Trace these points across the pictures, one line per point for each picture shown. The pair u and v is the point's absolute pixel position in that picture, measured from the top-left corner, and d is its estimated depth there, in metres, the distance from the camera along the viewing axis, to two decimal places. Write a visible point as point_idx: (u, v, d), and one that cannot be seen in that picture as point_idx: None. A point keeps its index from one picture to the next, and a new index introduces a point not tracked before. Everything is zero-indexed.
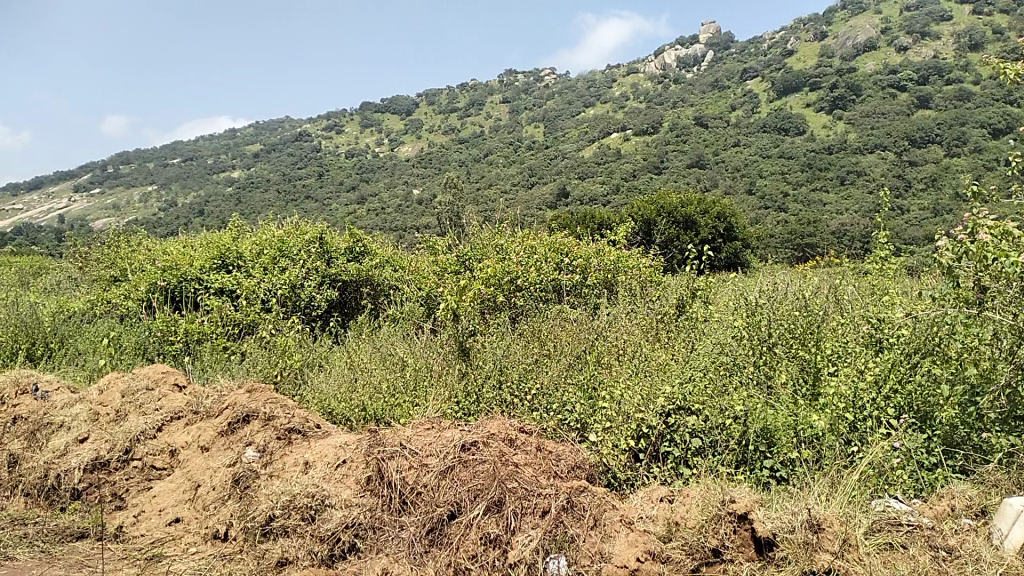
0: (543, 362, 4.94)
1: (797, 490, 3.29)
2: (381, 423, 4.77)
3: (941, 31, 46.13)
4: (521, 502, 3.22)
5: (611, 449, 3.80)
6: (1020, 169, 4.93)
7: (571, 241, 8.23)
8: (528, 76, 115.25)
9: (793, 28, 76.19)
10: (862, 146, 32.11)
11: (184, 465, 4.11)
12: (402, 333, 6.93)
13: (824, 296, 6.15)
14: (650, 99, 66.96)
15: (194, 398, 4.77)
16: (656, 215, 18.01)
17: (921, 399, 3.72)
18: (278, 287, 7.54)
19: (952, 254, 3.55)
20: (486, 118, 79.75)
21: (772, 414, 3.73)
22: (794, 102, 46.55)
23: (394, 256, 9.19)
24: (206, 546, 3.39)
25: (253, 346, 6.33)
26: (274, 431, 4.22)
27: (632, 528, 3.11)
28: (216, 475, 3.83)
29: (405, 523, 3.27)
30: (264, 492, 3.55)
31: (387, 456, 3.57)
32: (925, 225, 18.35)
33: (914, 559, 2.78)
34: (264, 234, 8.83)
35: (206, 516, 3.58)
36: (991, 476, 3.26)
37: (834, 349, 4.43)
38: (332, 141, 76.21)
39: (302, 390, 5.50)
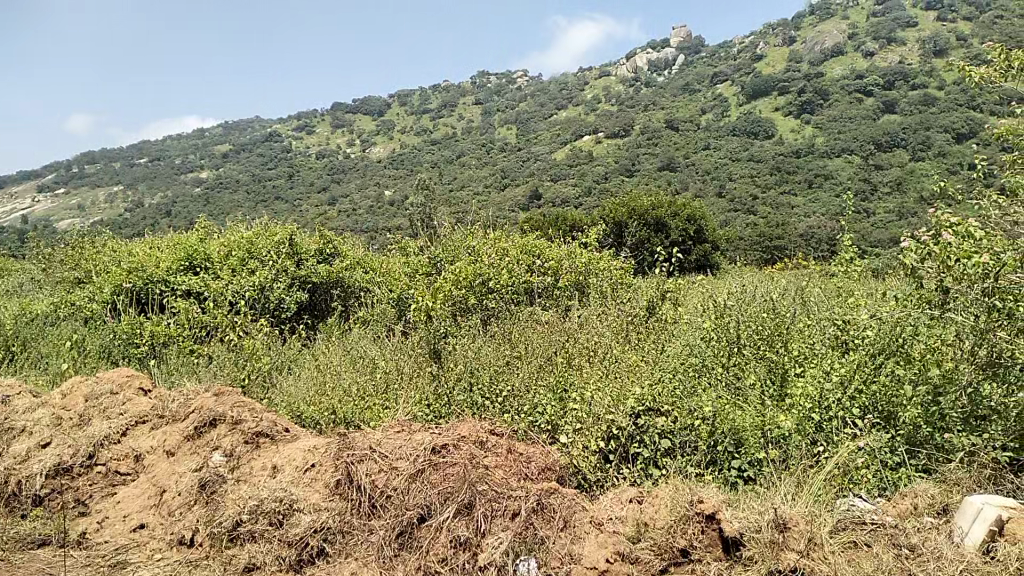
0: (515, 364, 4.93)
1: (765, 491, 3.33)
2: (351, 425, 4.72)
3: (907, 38, 47.05)
4: (492, 505, 3.20)
5: (582, 450, 3.81)
6: (984, 172, 5.02)
7: (544, 243, 8.23)
8: (501, 78, 115.88)
9: (762, 33, 77.20)
10: (829, 150, 32.62)
11: (149, 470, 4.05)
12: (374, 336, 6.89)
13: (791, 298, 6.23)
14: (622, 101, 67.58)
15: (160, 402, 4.70)
16: (628, 217, 18.01)
17: (885, 398, 3.78)
18: (246, 288, 7.44)
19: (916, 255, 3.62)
20: (459, 120, 79.90)
21: (741, 415, 3.77)
22: (762, 106, 47.11)
23: (366, 259, 9.16)
24: (172, 552, 3.33)
25: (221, 349, 6.23)
26: (242, 434, 4.16)
27: (602, 529, 3.12)
28: (182, 480, 3.77)
29: (374, 527, 3.26)
30: (231, 498, 3.50)
31: (356, 459, 3.57)
32: (890, 227, 18.73)
33: (877, 556, 2.82)
34: (232, 235, 8.73)
35: (173, 521, 3.52)
36: (952, 474, 3.33)
37: (801, 350, 4.47)
38: (303, 141, 75.78)
39: (270, 393, 5.45)
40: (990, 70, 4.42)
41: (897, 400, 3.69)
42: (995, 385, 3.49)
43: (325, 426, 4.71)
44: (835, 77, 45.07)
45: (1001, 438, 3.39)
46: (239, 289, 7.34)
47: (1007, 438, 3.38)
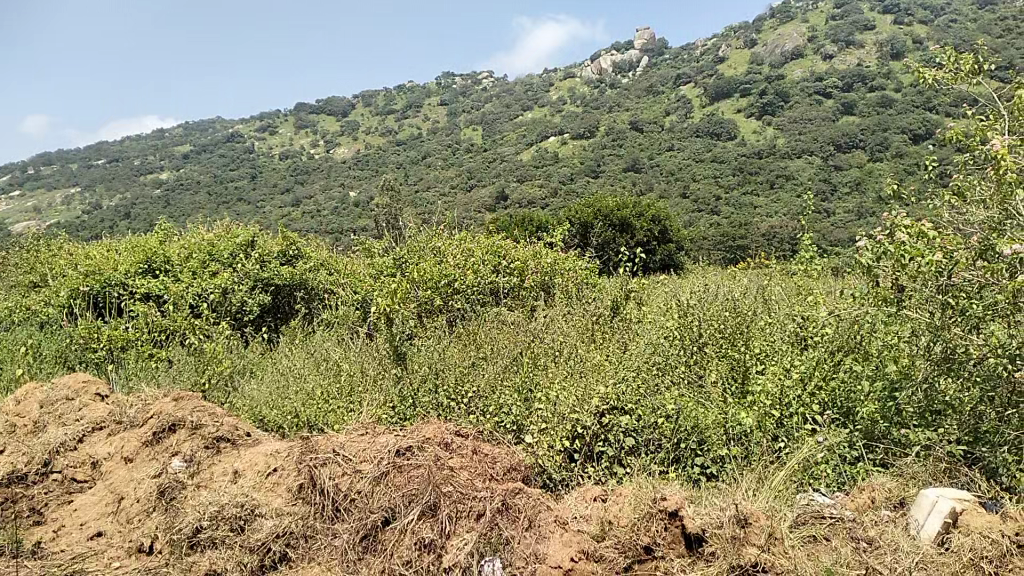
0: (480, 364, 4.92)
1: (727, 487, 3.38)
2: (315, 429, 4.68)
3: (865, 40, 48.05)
4: (456, 506, 3.19)
5: (548, 450, 3.82)
6: (937, 173, 5.15)
7: (509, 244, 8.24)
8: (466, 79, 116.03)
9: (724, 36, 78.39)
10: (790, 151, 33.16)
11: (106, 477, 3.97)
12: (338, 337, 6.84)
13: (752, 297, 6.31)
14: (587, 103, 68.05)
15: (117, 408, 4.60)
16: (593, 218, 18.23)
17: (843, 395, 3.88)
18: (208, 290, 7.33)
19: (873, 254, 3.70)
20: (425, 120, 79.74)
21: (703, 412, 3.83)
22: (724, 108, 47.71)
23: (329, 261, 9.09)
24: (130, 560, 3.24)
25: (182, 353, 6.11)
26: (201, 440, 4.10)
27: (567, 529, 3.13)
28: (140, 487, 3.71)
29: (337, 531, 3.25)
30: (191, 504, 3.44)
31: (320, 463, 3.54)
32: (849, 226, 19.12)
33: (836, 550, 2.85)
34: (192, 237, 8.61)
35: (131, 530, 3.45)
36: (909, 469, 3.41)
37: (762, 347, 4.52)
38: (266, 141, 74.89)
39: (231, 397, 5.39)
40: (943, 73, 4.52)
41: (855, 396, 3.79)
42: (949, 381, 3.58)
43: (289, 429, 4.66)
44: (795, 79, 45.92)
45: (957, 432, 3.46)
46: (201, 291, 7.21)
47: (962, 431, 3.46)
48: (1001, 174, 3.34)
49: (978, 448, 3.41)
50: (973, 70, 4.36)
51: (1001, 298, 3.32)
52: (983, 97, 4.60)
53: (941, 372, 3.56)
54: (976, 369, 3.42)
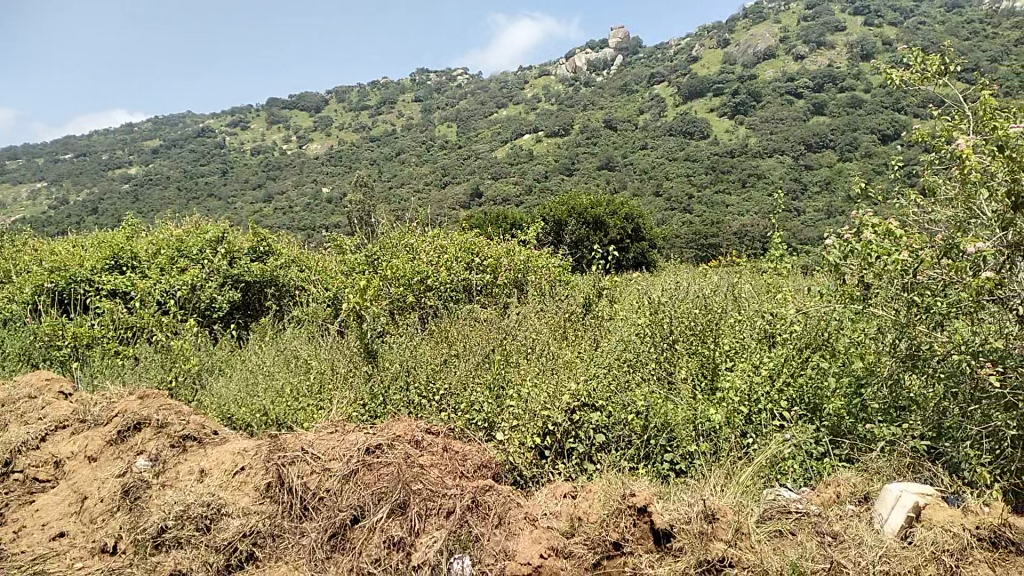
0: (451, 362, 4.88)
1: (696, 482, 3.40)
2: (283, 427, 4.63)
3: (835, 41, 48.61)
4: (426, 504, 3.17)
5: (519, 447, 3.81)
6: (903, 173, 5.22)
7: (482, 241, 8.20)
8: (440, 75, 115.64)
9: (698, 35, 78.91)
10: (762, 150, 33.46)
11: (70, 477, 3.89)
12: (308, 335, 6.76)
13: (723, 294, 6.35)
14: (562, 100, 68.15)
15: (82, 406, 4.51)
16: (567, 215, 18.31)
17: (811, 391, 3.92)
18: (176, 287, 7.22)
19: (839, 252, 3.75)
20: (399, 116, 79.28)
21: (672, 409, 3.86)
22: (698, 107, 48.05)
23: (301, 257, 9.01)
24: (93, 560, 3.17)
25: (149, 350, 6.00)
26: (167, 438, 4.03)
27: (537, 526, 3.10)
28: (105, 486, 3.64)
29: (305, 530, 3.22)
30: (156, 503, 3.37)
31: (288, 461, 3.50)
32: (819, 225, 19.33)
33: (801, 545, 2.85)
34: (161, 233, 8.48)
35: (94, 530, 3.38)
36: (874, 463, 3.44)
37: (731, 343, 4.54)
38: (238, 137, 74.00)
39: (199, 395, 5.30)
40: (910, 73, 4.58)
41: (822, 392, 3.84)
42: (914, 376, 3.61)
43: (257, 428, 4.60)
44: (767, 80, 46.36)
45: (921, 426, 3.50)
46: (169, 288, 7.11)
47: (926, 426, 3.51)
48: (965, 172, 3.37)
49: (941, 443, 3.45)
50: (940, 71, 4.42)
51: (965, 296, 3.36)
52: (949, 98, 4.66)
53: (905, 369, 3.60)
54: (940, 365, 3.47)
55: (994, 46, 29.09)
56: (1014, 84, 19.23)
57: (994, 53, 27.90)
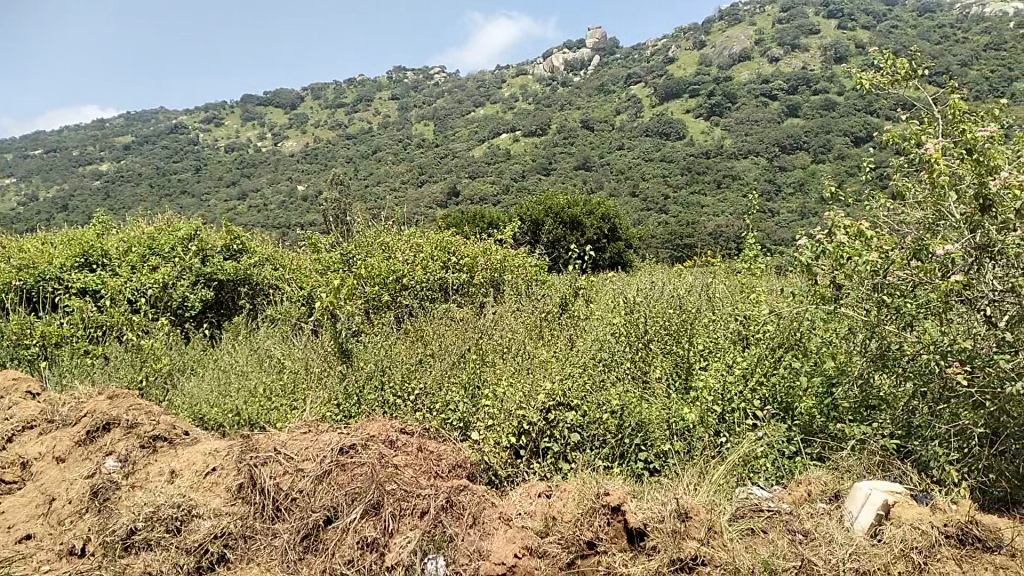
0: (427, 362, 4.86)
1: (669, 481, 3.42)
2: (256, 427, 4.58)
3: (809, 44, 49.14)
4: (399, 504, 3.15)
5: (494, 447, 3.80)
6: (874, 175, 5.29)
7: (459, 240, 8.17)
8: (417, 73, 115.24)
9: (674, 36, 79.39)
10: (737, 151, 33.73)
11: (37, 478, 3.82)
12: (282, 334, 6.69)
13: (697, 294, 6.40)
14: (539, 100, 68.23)
15: (50, 406, 4.44)
16: (544, 215, 18.37)
17: (783, 391, 3.95)
18: (148, 285, 7.12)
19: (811, 254, 3.79)
20: (375, 114, 78.88)
21: (647, 408, 3.88)
22: (674, 108, 48.32)
23: (275, 255, 8.92)
24: (61, 563, 3.12)
25: (120, 350, 5.91)
26: (137, 439, 3.98)
27: (511, 525, 3.09)
28: (73, 488, 3.58)
29: (278, 531, 3.19)
30: (126, 505, 3.32)
31: (260, 462, 3.46)
32: (793, 226, 19.53)
33: (772, 543, 2.85)
34: (132, 231, 8.35)
35: (61, 532, 3.32)
36: (845, 462, 3.47)
37: (705, 343, 4.57)
38: (211, 133, 73.17)
39: (170, 395, 5.22)
40: (880, 76, 4.64)
41: (794, 391, 3.87)
42: (883, 376, 3.66)
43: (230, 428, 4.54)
44: (742, 81, 46.75)
45: (890, 425, 3.55)
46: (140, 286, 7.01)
47: (895, 425, 3.55)
48: (934, 175, 3.41)
49: (910, 442, 3.49)
50: (909, 74, 4.48)
51: (935, 295, 3.41)
52: (919, 101, 4.72)
53: (876, 368, 3.64)
54: (909, 364, 3.51)
55: (964, 51, 29.56)
56: (983, 88, 19.57)
57: (965, 57, 28.34)
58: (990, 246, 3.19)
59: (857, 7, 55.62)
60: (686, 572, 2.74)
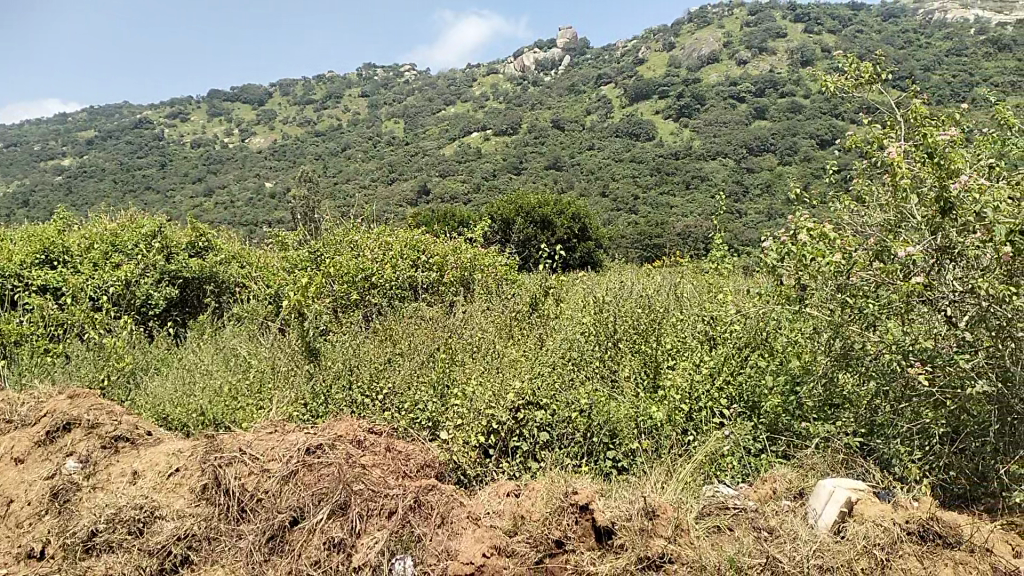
0: (395, 361, 4.81)
1: (637, 480, 3.43)
2: (220, 427, 4.49)
3: (777, 48, 49.76)
4: (367, 504, 3.12)
5: (462, 446, 3.77)
6: (838, 177, 5.35)
7: (429, 239, 8.12)
8: (387, 71, 114.64)
9: (644, 38, 79.96)
10: (705, 153, 34.06)
11: None
12: (248, 332, 6.58)
13: (666, 294, 6.44)
14: (509, 99, 68.30)
15: (7, 407, 4.31)
16: (515, 214, 18.42)
17: (750, 390, 3.98)
18: (111, 283, 6.97)
19: (777, 254, 3.81)
20: (345, 111, 78.28)
21: (615, 406, 3.89)
22: (644, 109, 48.61)
23: (241, 253, 8.79)
24: (19, 567, 3.05)
25: (81, 349, 5.77)
26: (98, 439, 3.89)
27: (479, 525, 3.05)
28: (32, 490, 3.50)
29: (243, 532, 3.13)
30: (86, 507, 3.25)
31: (224, 462, 3.40)
32: (759, 227, 19.80)
33: (738, 540, 2.86)
34: (95, 227, 8.15)
35: (19, 535, 3.24)
36: (809, 460, 3.50)
37: (673, 343, 4.60)
38: (177, 129, 72.03)
39: (133, 395, 5.12)
40: (844, 80, 4.70)
41: (761, 390, 3.90)
42: (847, 375, 3.70)
43: (194, 428, 4.45)
44: (711, 83, 47.23)
45: (854, 424, 3.58)
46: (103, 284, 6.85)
47: (859, 423, 3.60)
48: (897, 177, 3.45)
49: (873, 440, 3.54)
50: (872, 78, 4.55)
51: (898, 297, 3.45)
52: (882, 106, 4.79)
53: (841, 368, 3.68)
54: (873, 364, 3.55)
55: (926, 57, 30.17)
56: (945, 92, 19.96)
57: (928, 62, 28.85)
58: (951, 248, 3.24)
59: (823, 12, 56.43)
60: (654, 569, 2.75)
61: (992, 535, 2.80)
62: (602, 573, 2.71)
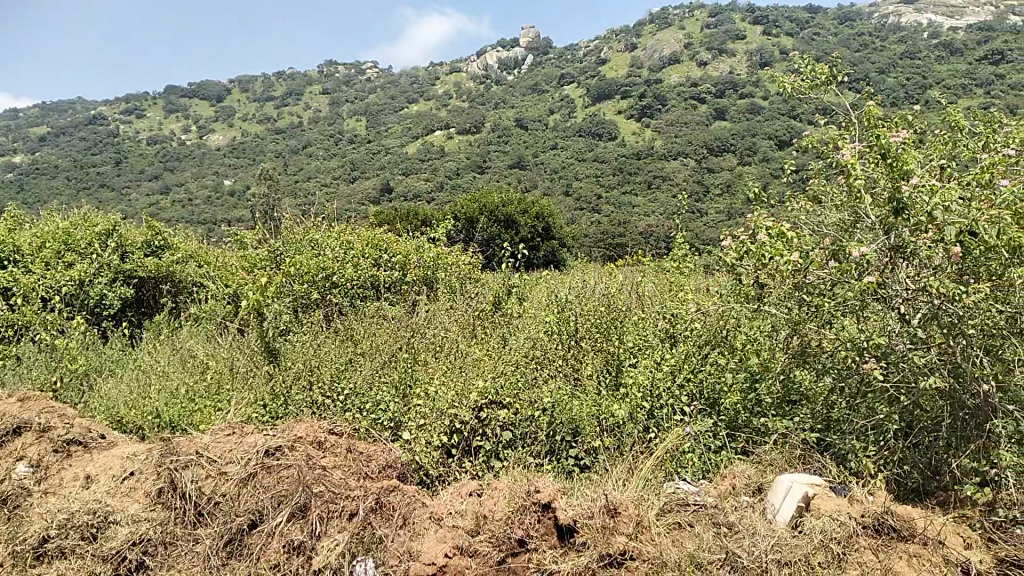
0: (357, 361, 4.75)
1: (599, 478, 3.45)
2: (177, 430, 4.39)
3: (736, 50, 50.48)
4: (328, 506, 3.09)
5: (425, 446, 3.72)
6: (796, 176, 5.40)
7: (390, 238, 8.04)
8: (350, 68, 113.81)
9: (607, 38, 80.51)
10: (667, 153, 34.39)
11: None
12: (205, 333, 6.45)
13: (628, 292, 6.48)
14: (473, 99, 68.20)
15: None
16: (479, 214, 18.41)
17: (710, 387, 4.01)
18: (64, 283, 6.77)
19: (736, 253, 3.85)
20: (306, 108, 77.48)
21: (578, 404, 3.90)
22: (607, 109, 48.93)
23: (199, 252, 8.62)
24: None
25: (32, 351, 5.58)
26: (50, 443, 3.78)
27: (442, 525, 2.99)
28: None
29: (200, 536, 3.05)
30: (37, 513, 3.15)
31: (180, 465, 3.31)
32: (720, 226, 20.05)
33: (699, 537, 2.86)
34: (46, 225, 7.90)
35: None
36: (767, 456, 3.54)
37: (635, 341, 4.62)
38: (133, 125, 70.51)
39: (86, 398, 4.99)
40: (801, 82, 4.75)
41: (721, 387, 3.93)
42: (804, 372, 3.76)
43: (148, 431, 4.35)
44: (672, 84, 47.74)
45: (810, 420, 3.64)
46: (55, 284, 6.65)
47: (815, 419, 3.64)
48: (852, 177, 3.50)
49: (829, 435, 3.59)
50: (827, 80, 4.61)
51: (854, 296, 3.50)
52: (838, 107, 4.86)
53: (797, 364, 3.74)
54: (829, 360, 3.61)
55: (881, 59, 30.83)
56: (899, 94, 20.46)
57: (882, 65, 29.54)
58: (903, 247, 3.30)
59: (781, 15, 57.44)
60: (615, 567, 2.75)
61: (945, 527, 2.86)
62: (564, 571, 2.69)
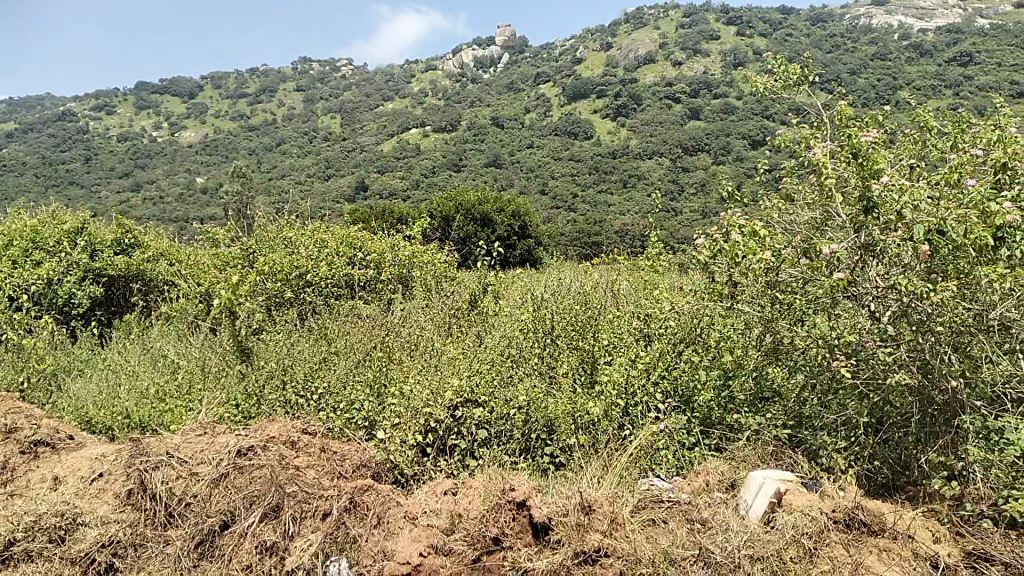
0: (331, 360, 4.70)
1: (573, 476, 3.45)
2: (147, 431, 4.31)
3: (710, 51, 50.86)
4: (301, 506, 3.06)
5: (399, 445, 3.69)
6: (768, 175, 5.43)
7: (365, 236, 7.99)
8: (324, 66, 112.98)
9: (583, 38, 80.72)
10: (642, 153, 34.57)
11: None
12: (176, 332, 6.36)
13: (602, 291, 6.49)
14: (448, 97, 68.02)
15: None
16: (455, 212, 18.35)
17: (686, 385, 4.03)
18: (31, 282, 6.63)
19: (709, 252, 3.88)
20: (280, 105, 76.86)
21: (553, 402, 3.89)
22: (582, 108, 49.06)
23: (170, 250, 8.49)
24: None
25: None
26: (17, 444, 3.70)
27: (416, 524, 2.96)
28: None
29: (170, 538, 3.00)
30: (3, 515, 3.08)
31: (151, 466, 3.26)
32: (694, 226, 20.20)
33: (672, 533, 2.87)
34: (12, 223, 7.75)
35: None
36: (740, 452, 3.57)
37: (610, 338, 4.62)
38: (103, 121, 69.41)
39: (53, 398, 4.90)
40: (774, 81, 4.77)
41: (695, 385, 3.95)
42: (776, 369, 3.79)
43: (118, 432, 4.27)
44: (647, 84, 47.99)
45: (782, 417, 3.67)
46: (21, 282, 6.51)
47: (787, 416, 3.68)
48: (824, 176, 3.53)
49: (800, 431, 3.62)
50: (799, 79, 4.64)
51: (825, 293, 3.53)
52: (810, 107, 4.89)
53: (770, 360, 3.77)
54: (801, 357, 3.65)
55: (851, 61, 31.27)
56: (870, 96, 20.73)
57: (853, 66, 29.93)
58: (873, 245, 3.33)
59: (754, 16, 58.02)
60: (590, 564, 2.75)
61: (914, 522, 2.90)
62: (538, 569, 2.68)
